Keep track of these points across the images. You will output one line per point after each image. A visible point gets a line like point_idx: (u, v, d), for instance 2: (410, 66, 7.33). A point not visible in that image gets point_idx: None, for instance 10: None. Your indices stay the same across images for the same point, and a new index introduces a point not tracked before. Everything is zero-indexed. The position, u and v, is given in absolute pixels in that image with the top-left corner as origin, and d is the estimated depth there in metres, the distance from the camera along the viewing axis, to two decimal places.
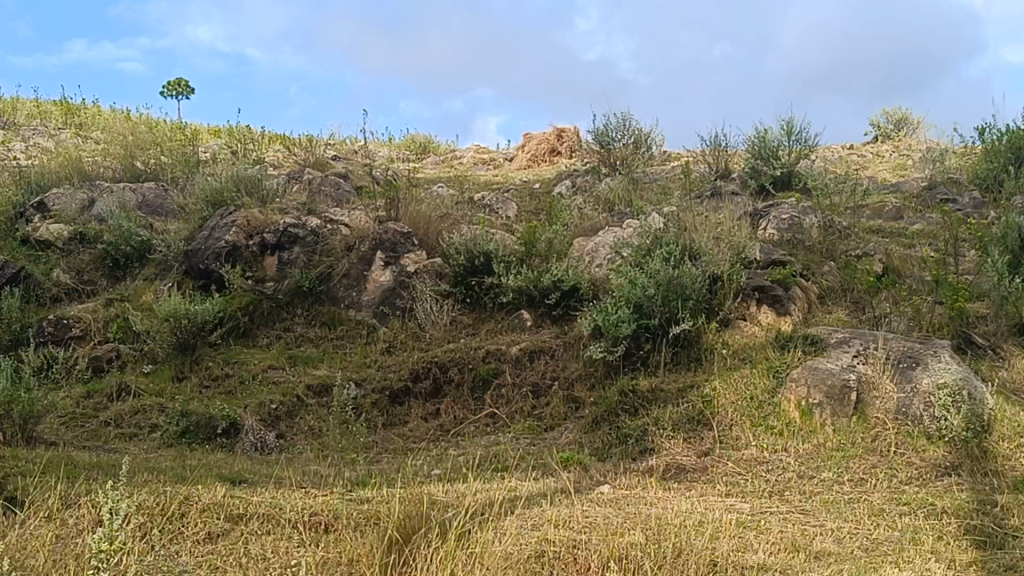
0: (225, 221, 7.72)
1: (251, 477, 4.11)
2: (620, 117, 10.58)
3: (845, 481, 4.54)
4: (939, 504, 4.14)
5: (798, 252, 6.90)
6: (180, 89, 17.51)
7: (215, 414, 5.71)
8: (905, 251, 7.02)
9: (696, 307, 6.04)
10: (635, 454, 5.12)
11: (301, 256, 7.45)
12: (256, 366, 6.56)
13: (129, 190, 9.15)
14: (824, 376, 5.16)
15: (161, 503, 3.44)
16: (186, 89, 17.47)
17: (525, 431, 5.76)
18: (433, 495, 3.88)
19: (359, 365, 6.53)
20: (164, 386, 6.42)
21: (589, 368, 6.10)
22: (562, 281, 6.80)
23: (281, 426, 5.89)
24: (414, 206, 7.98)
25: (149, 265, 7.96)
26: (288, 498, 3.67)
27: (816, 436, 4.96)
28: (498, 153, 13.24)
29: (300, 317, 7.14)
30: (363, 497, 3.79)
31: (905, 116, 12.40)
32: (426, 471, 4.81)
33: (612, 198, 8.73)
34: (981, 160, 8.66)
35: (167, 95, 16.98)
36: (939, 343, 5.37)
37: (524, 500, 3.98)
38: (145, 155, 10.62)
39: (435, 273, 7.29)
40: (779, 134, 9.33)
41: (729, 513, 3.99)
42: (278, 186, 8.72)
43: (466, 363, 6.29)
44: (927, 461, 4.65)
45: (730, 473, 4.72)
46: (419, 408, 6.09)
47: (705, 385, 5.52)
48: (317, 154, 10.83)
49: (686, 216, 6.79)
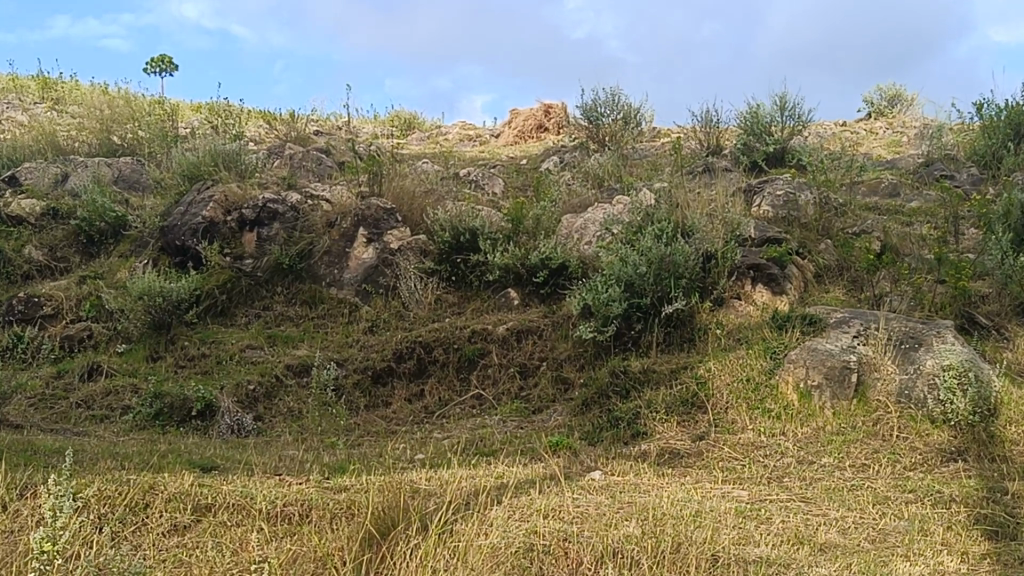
0: (202, 196, 7.49)
1: (222, 463, 3.89)
2: (609, 93, 10.33)
3: (847, 467, 4.36)
4: (946, 491, 3.96)
5: (793, 230, 6.72)
6: (163, 65, 17.19)
7: (189, 395, 5.48)
8: (904, 228, 6.82)
9: (689, 285, 5.83)
10: (627, 438, 4.92)
11: (281, 232, 7.22)
12: (233, 346, 6.32)
13: (105, 165, 8.89)
14: (824, 358, 4.97)
15: (123, 495, 3.22)
16: (170, 66, 17.17)
17: (512, 413, 5.56)
18: (417, 483, 3.67)
19: (340, 345, 6.31)
20: (137, 366, 6.19)
21: (579, 348, 5.90)
22: (550, 259, 6.57)
23: (259, 408, 5.68)
24: (398, 180, 7.73)
25: (124, 242, 7.71)
26: (260, 486, 3.45)
27: (815, 419, 4.78)
28: (484, 130, 13.01)
29: (280, 295, 6.90)
30: (342, 485, 3.57)
31: (899, 93, 12.19)
32: (408, 456, 4.60)
33: (602, 174, 8.51)
34: (978, 136, 8.47)
35: (149, 71, 16.68)
36: (942, 323, 5.18)
37: (511, 488, 3.77)
38: (123, 130, 10.35)
39: (419, 250, 7.05)
40: (772, 110, 9.12)
41: (727, 501, 3.79)
42: (258, 161, 8.47)
43: (451, 343, 6.08)
44: (931, 445, 4.47)
45: (727, 459, 4.53)
46: (403, 390, 5.88)
47: (699, 366, 5.32)
48: (299, 128, 10.58)
49: (678, 191, 6.56)
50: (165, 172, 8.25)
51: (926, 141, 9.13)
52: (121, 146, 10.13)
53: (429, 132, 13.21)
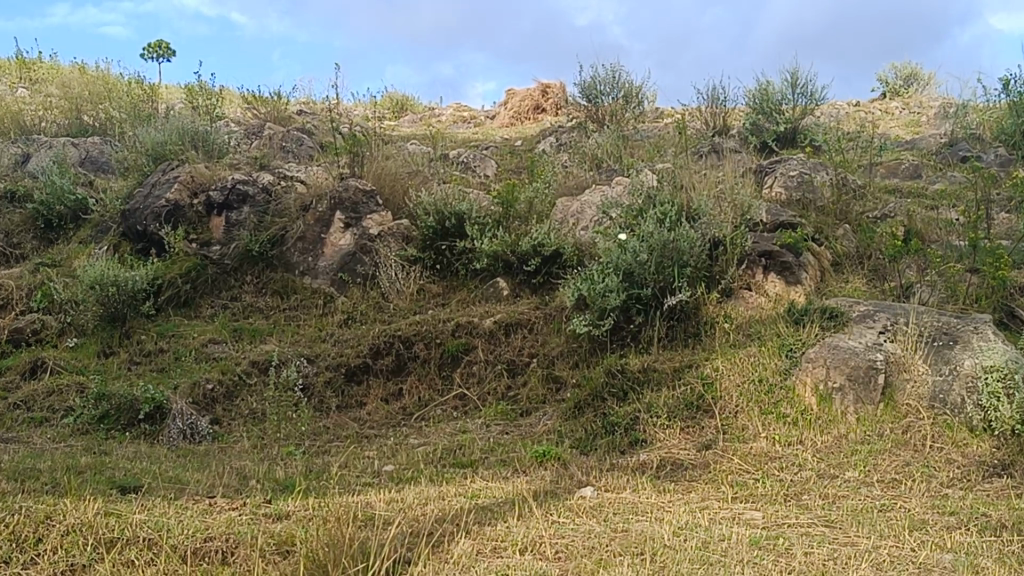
0: (166, 177, 6.94)
1: (149, 481, 3.33)
2: (609, 70, 9.74)
3: (875, 483, 3.79)
4: (994, 515, 3.37)
5: (809, 214, 6.17)
6: (161, 51, 16.66)
7: (137, 396, 4.93)
8: (929, 213, 6.28)
9: (694, 275, 5.28)
10: (624, 447, 4.38)
11: (251, 217, 6.62)
12: (194, 340, 5.77)
13: (71, 147, 8.38)
14: (846, 356, 4.42)
15: (8, 530, 2.66)
16: (167, 52, 16.62)
17: (497, 417, 5.02)
18: (371, 509, 3.11)
19: (312, 339, 5.75)
20: (87, 363, 5.65)
21: (572, 344, 5.34)
22: (543, 246, 6.01)
23: (217, 410, 5.12)
24: (380, 161, 7.14)
25: (84, 227, 7.19)
26: (182, 516, 2.88)
27: (836, 426, 4.22)
28: (478, 111, 12.43)
29: (249, 285, 6.35)
30: (284, 512, 3.00)
31: (915, 71, 11.60)
32: (374, 468, 4.07)
33: (600, 154, 7.95)
34: (1005, 114, 7.91)
35: (145, 57, 16.14)
36: (979, 316, 4.62)
37: (485, 512, 3.21)
38: (96, 111, 9.84)
39: (401, 236, 6.47)
40: (783, 87, 8.57)
41: (737, 526, 3.24)
42: (232, 144, 7.93)
43: (434, 338, 5.52)
44: (970, 458, 3.91)
45: (738, 472, 3.97)
46: (379, 390, 5.34)
47: (705, 365, 4.75)
48: (282, 107, 10.06)
49: (682, 172, 5.97)
50: (130, 150, 7.71)
51: (948, 122, 8.57)
52: (94, 127, 9.62)
53: (423, 114, 12.65)
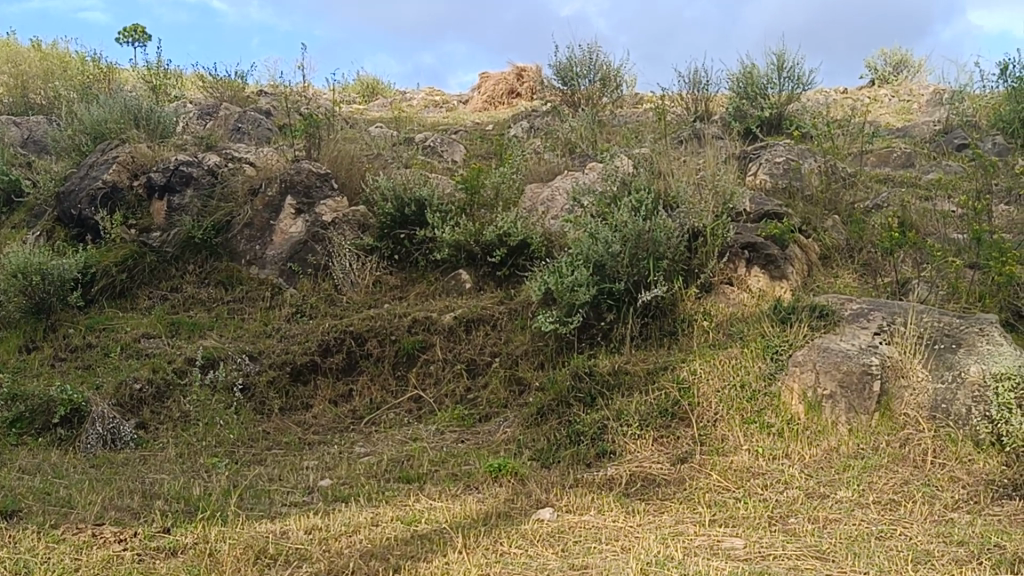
0: (105, 157, 6.50)
1: (31, 505, 2.87)
2: (585, 51, 9.28)
3: (870, 505, 3.34)
4: (1010, 547, 2.92)
5: (796, 204, 5.73)
6: (136, 35, 16.12)
7: (53, 397, 4.47)
8: (924, 204, 5.85)
9: (671, 269, 4.82)
10: (590, 459, 3.93)
11: (195, 201, 6.14)
12: (127, 334, 5.28)
13: (12, 127, 7.90)
14: (838, 360, 3.98)
15: None
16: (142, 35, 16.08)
17: (453, 422, 4.55)
18: (285, 540, 2.64)
19: (256, 334, 5.27)
20: (7, 359, 5.17)
21: (538, 342, 4.88)
22: (509, 236, 5.55)
23: (144, 412, 4.63)
24: (338, 144, 6.66)
25: (18, 211, 6.72)
26: (53, 555, 2.41)
27: (826, 438, 3.79)
28: (450, 95, 11.94)
29: (191, 275, 5.84)
30: (178, 546, 2.53)
31: (904, 57, 11.19)
32: (308, 482, 3.61)
33: (573, 140, 7.49)
34: (1003, 101, 7.49)
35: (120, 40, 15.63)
36: (984, 316, 4.16)
37: (423, 543, 2.75)
38: (44, 90, 9.37)
39: (357, 223, 6.01)
40: (768, 70, 8.13)
41: (715, 560, 2.79)
42: (181, 124, 7.44)
43: (388, 334, 5.06)
44: (976, 476, 3.48)
45: (716, 490, 3.53)
46: (327, 390, 4.87)
47: (682, 367, 4.30)
48: (241, 88, 9.58)
49: (660, 157, 5.51)
50: (71, 129, 7.23)
51: (942, 110, 8.15)
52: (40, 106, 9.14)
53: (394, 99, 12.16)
